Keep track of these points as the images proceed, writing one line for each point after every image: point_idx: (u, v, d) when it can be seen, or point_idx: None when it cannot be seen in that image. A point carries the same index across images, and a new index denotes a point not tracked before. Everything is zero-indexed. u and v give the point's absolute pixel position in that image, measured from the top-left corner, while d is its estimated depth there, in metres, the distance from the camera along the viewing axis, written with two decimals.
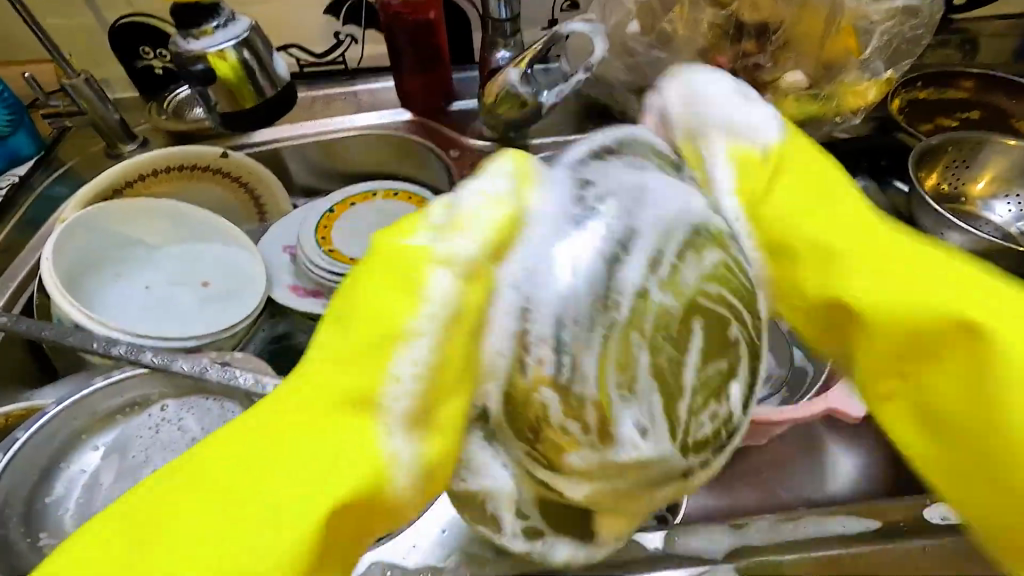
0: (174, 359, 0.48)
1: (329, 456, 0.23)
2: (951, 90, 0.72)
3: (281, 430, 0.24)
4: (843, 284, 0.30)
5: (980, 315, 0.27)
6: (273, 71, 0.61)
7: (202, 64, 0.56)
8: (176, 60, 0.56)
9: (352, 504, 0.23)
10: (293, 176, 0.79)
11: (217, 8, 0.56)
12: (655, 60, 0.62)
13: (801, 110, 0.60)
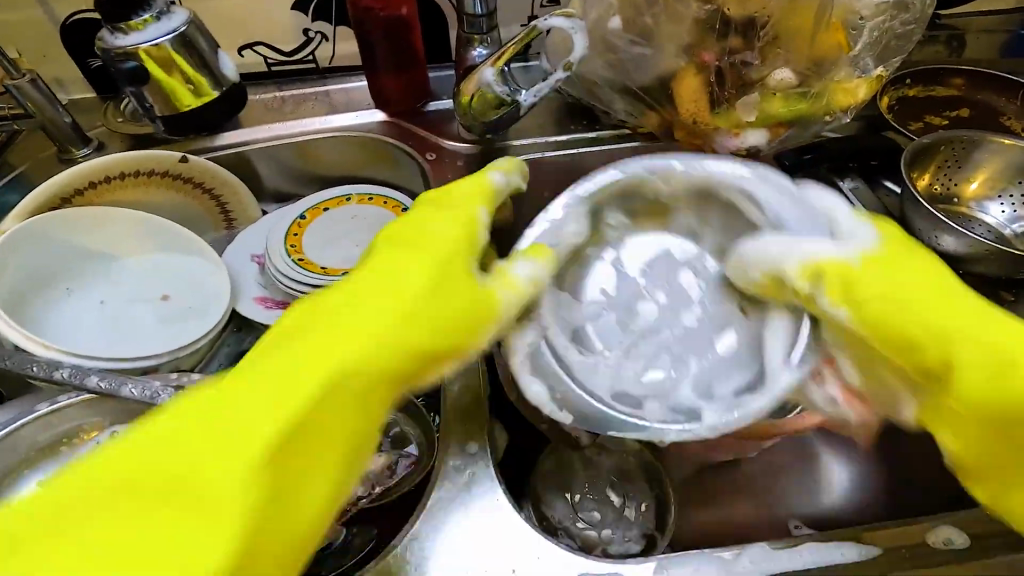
0: (123, 385, 0.44)
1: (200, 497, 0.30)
2: (941, 87, 0.71)
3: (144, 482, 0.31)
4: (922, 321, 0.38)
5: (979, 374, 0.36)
6: (216, 70, 0.64)
7: (134, 61, 0.58)
8: (106, 55, 0.59)
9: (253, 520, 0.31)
10: (264, 180, 0.76)
11: (149, 2, 0.59)
12: (639, 57, 0.59)
13: (788, 109, 0.58)
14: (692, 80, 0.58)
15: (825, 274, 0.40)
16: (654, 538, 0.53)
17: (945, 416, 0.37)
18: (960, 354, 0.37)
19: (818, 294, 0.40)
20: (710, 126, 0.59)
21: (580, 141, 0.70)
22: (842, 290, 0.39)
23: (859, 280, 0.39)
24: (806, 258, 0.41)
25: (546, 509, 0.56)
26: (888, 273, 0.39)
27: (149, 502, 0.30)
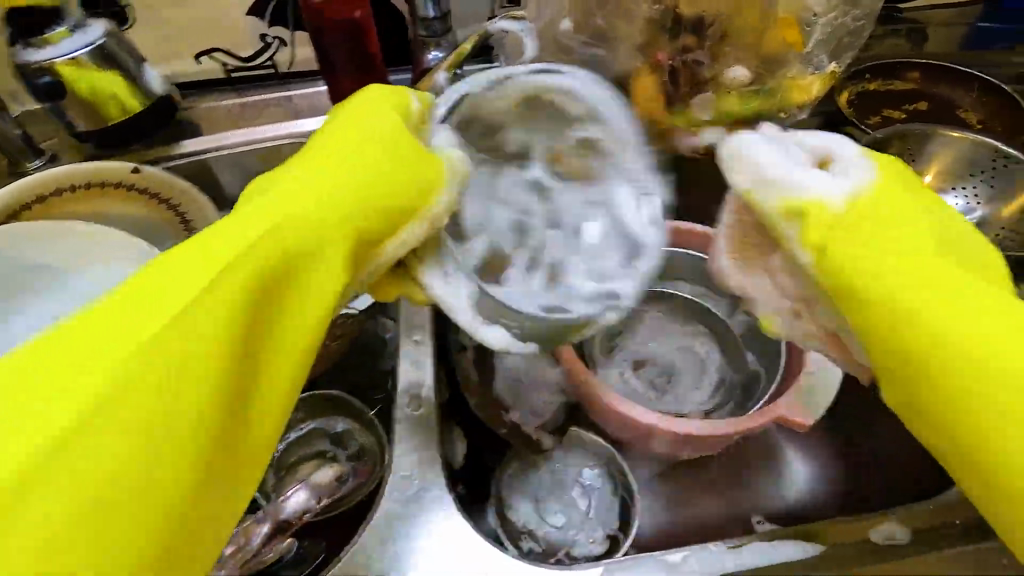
0: None
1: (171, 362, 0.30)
2: (899, 81, 0.72)
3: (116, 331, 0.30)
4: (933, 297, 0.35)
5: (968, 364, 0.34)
6: (140, 81, 0.64)
7: (49, 76, 0.57)
8: (19, 72, 0.57)
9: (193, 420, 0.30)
10: (226, 188, 0.75)
11: (62, 15, 0.58)
12: (594, 57, 0.59)
13: (745, 106, 0.58)
14: (648, 80, 0.58)
15: (805, 211, 0.36)
16: (618, 538, 0.53)
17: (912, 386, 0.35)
18: (935, 322, 0.34)
19: (792, 233, 0.37)
20: (666, 125, 0.59)
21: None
22: (836, 239, 0.36)
23: (840, 250, 0.35)
24: (757, 191, 0.37)
25: (509, 514, 0.56)
26: (858, 220, 0.36)
27: (90, 354, 0.29)
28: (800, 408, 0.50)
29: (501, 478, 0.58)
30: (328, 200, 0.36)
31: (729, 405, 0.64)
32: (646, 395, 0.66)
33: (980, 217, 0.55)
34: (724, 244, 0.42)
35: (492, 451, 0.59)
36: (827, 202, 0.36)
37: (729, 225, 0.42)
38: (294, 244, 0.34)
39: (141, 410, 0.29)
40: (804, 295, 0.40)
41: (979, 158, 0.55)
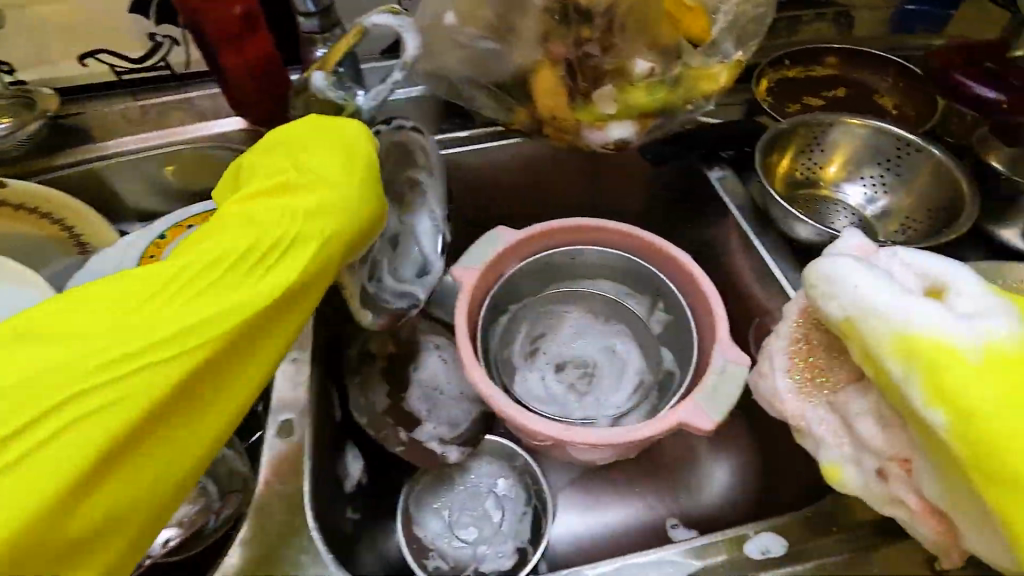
0: None
1: (214, 295, 0.39)
2: (819, 67, 0.70)
3: (152, 290, 0.38)
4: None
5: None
6: None
7: None
8: None
9: (213, 342, 0.38)
10: (123, 197, 0.71)
11: None
12: (491, 52, 0.56)
13: (652, 98, 0.55)
14: (547, 74, 0.55)
15: (917, 346, 0.36)
16: (524, 551, 0.52)
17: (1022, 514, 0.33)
18: (1012, 470, 0.33)
19: (899, 373, 0.36)
20: (571, 121, 0.56)
21: (459, 139, 0.66)
22: (936, 378, 0.35)
23: (962, 409, 0.34)
24: (868, 325, 0.38)
25: (418, 530, 0.54)
26: (977, 372, 0.34)
27: (133, 308, 0.37)
28: (702, 414, 0.48)
29: (410, 494, 0.55)
30: (319, 195, 0.44)
31: (644, 407, 0.62)
32: (564, 399, 0.64)
33: (884, 206, 0.54)
34: (783, 360, 0.45)
35: (401, 466, 0.57)
36: (946, 345, 0.35)
37: (794, 339, 0.45)
38: (285, 217, 0.43)
39: (184, 335, 0.37)
40: (908, 458, 0.39)
41: (883, 146, 0.53)
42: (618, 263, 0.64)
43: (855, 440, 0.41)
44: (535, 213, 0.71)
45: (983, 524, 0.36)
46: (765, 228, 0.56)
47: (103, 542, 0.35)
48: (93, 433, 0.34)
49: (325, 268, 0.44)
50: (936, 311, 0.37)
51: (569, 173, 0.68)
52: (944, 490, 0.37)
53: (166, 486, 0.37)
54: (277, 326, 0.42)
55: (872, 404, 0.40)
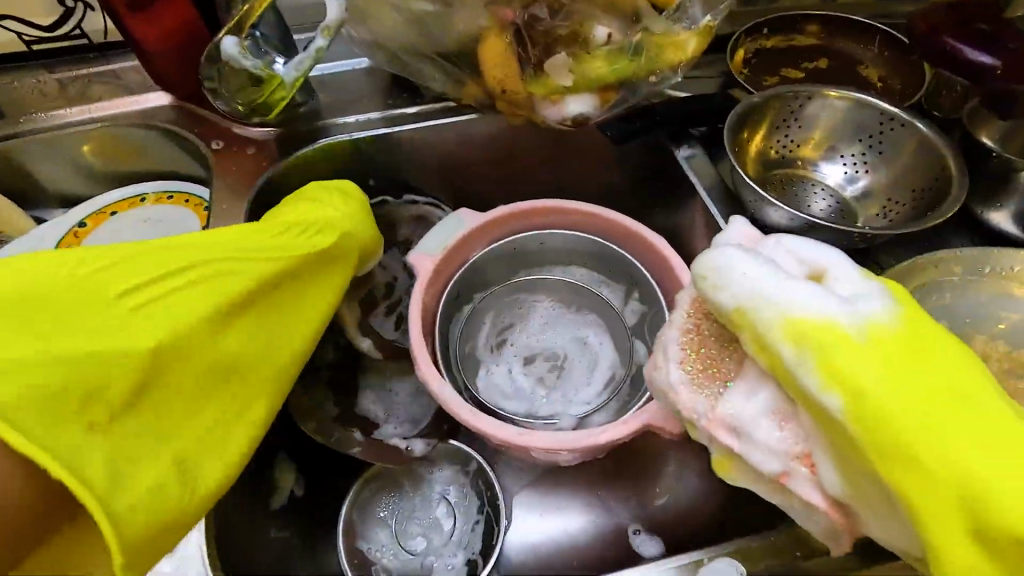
0: None
1: (269, 243, 0.45)
2: (800, 36, 0.65)
3: (220, 234, 0.44)
4: (922, 404, 0.32)
5: (929, 468, 0.31)
6: None
7: None
8: None
9: (271, 270, 0.44)
10: (42, 181, 0.64)
11: None
12: (432, 17, 0.50)
13: (611, 69, 0.50)
14: (495, 42, 0.49)
15: (802, 328, 0.33)
16: (476, 563, 0.48)
17: (930, 502, 0.31)
18: (909, 451, 0.31)
19: (789, 356, 0.33)
20: (523, 95, 0.51)
21: (411, 116, 0.60)
22: (830, 360, 0.32)
23: (852, 393, 0.32)
24: (757, 313, 0.34)
25: (360, 542, 0.50)
26: (862, 351, 0.32)
27: (201, 241, 0.43)
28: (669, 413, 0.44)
29: (353, 504, 0.51)
30: (341, 206, 0.51)
31: (613, 405, 0.57)
32: (532, 394, 0.59)
33: (865, 186, 0.50)
34: (676, 355, 0.37)
35: (343, 475, 0.53)
36: (831, 323, 0.33)
37: (685, 330, 0.38)
38: (318, 211, 0.49)
39: (246, 263, 0.43)
40: (805, 454, 0.34)
41: (864, 120, 0.49)
42: (589, 248, 0.60)
43: (751, 446, 0.34)
44: (495, 197, 0.66)
45: (889, 511, 0.33)
46: (735, 211, 0.51)
47: (223, 391, 0.40)
48: (225, 289, 0.41)
49: (353, 250, 0.50)
50: (815, 291, 0.34)
51: (528, 154, 0.62)
52: (847, 485, 0.33)
53: (244, 381, 0.41)
54: (339, 265, 0.49)
55: (767, 395, 0.35)
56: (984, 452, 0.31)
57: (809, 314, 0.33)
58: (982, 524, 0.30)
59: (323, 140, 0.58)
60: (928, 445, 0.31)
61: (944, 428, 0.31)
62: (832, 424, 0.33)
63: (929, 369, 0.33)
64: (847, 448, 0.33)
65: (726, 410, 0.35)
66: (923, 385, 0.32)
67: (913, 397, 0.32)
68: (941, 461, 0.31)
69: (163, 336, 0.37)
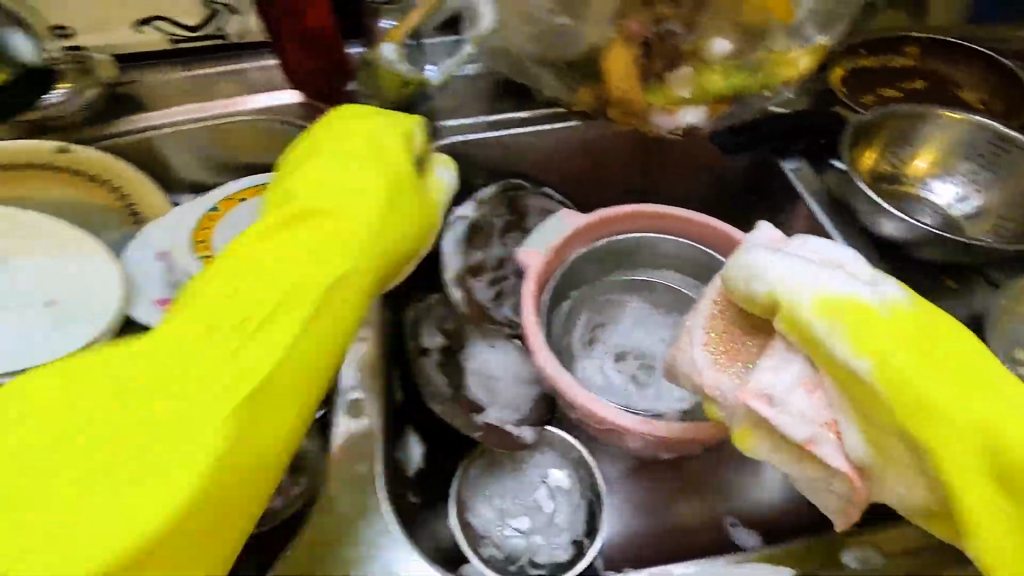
0: None
1: (279, 267, 0.39)
2: (897, 57, 0.67)
3: (227, 275, 0.39)
4: (938, 372, 0.35)
5: (949, 425, 0.34)
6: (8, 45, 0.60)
7: None
8: None
9: (262, 302, 0.38)
10: (176, 168, 0.70)
11: None
12: (561, 29, 0.53)
13: (728, 83, 0.53)
14: (621, 53, 0.53)
15: (830, 303, 0.36)
16: (582, 544, 0.51)
17: (952, 457, 0.33)
18: (933, 409, 0.34)
19: (822, 329, 0.36)
20: (642, 105, 0.54)
21: (516, 120, 0.64)
22: (856, 330, 0.36)
23: (878, 358, 0.35)
24: (784, 295, 0.37)
25: (471, 517, 0.53)
26: (879, 321, 0.36)
27: (225, 286, 0.38)
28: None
29: (462, 482, 0.54)
30: (358, 171, 0.45)
31: None
32: (624, 390, 0.62)
33: (976, 206, 0.51)
34: (702, 347, 0.39)
35: (453, 453, 0.56)
36: (852, 298, 0.37)
37: (710, 316, 0.41)
38: (352, 179, 0.44)
39: (234, 305, 0.37)
40: (831, 422, 0.36)
41: (978, 141, 0.51)
42: (686, 253, 0.62)
43: (786, 414, 0.35)
44: (590, 200, 0.69)
45: (911, 474, 0.35)
46: (844, 221, 0.53)
47: (263, 440, 0.35)
48: (144, 352, 0.35)
49: (375, 233, 0.43)
50: (838, 275, 0.38)
51: (628, 162, 0.65)
52: (873, 448, 0.35)
53: (282, 433, 0.36)
54: (354, 246, 0.42)
55: (793, 368, 0.37)
56: (987, 409, 0.35)
57: (838, 293, 0.37)
58: (994, 472, 0.34)
59: (441, 140, 0.62)
60: (948, 406, 0.34)
61: (958, 392, 0.35)
62: (860, 388, 0.35)
63: (942, 344, 0.36)
64: (876, 413, 0.35)
65: (759, 380, 0.36)
66: (934, 353, 0.36)
67: (929, 365, 0.35)
68: (957, 420, 0.34)
69: (52, 439, 0.32)
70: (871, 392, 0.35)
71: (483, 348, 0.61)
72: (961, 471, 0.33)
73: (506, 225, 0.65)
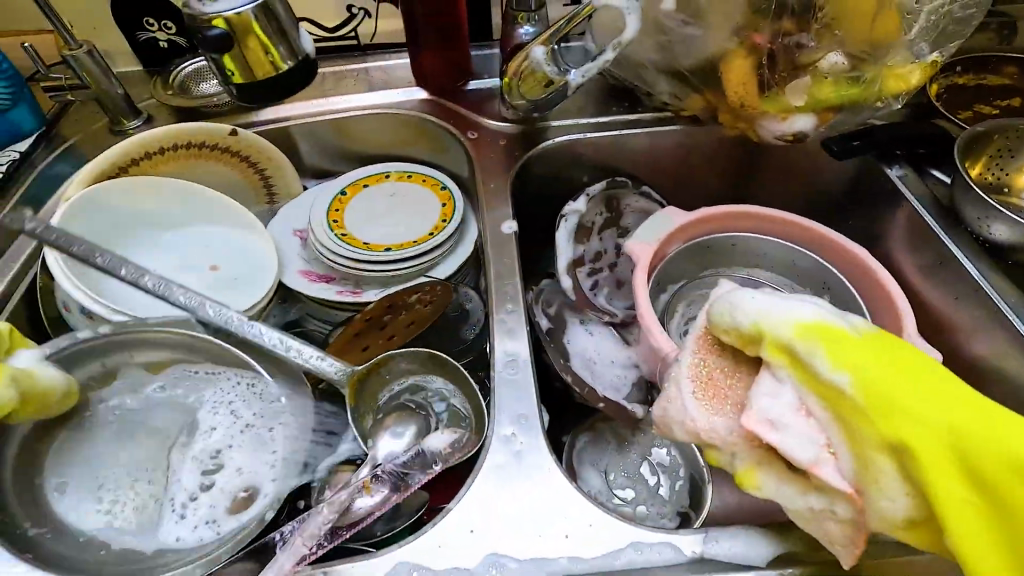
0: (202, 304, 0.49)
1: None
2: (993, 75, 0.70)
3: None
4: (916, 383, 0.35)
5: (935, 435, 0.33)
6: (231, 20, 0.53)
7: (218, 30, 0.47)
8: (189, 24, 0.48)
9: None
10: (303, 157, 0.74)
11: None
12: (689, 38, 0.58)
13: (839, 94, 0.56)
14: (742, 62, 0.57)
15: (806, 325, 0.37)
16: (689, 516, 0.54)
17: (940, 467, 0.33)
18: (910, 428, 0.34)
19: (802, 351, 0.37)
20: (757, 110, 0.58)
21: (617, 123, 0.67)
22: (834, 352, 0.36)
23: (851, 379, 0.35)
24: (767, 324, 0.38)
25: (582, 484, 0.57)
26: (848, 342, 0.37)
27: None
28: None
29: (573, 452, 0.59)
30: None
31: None
32: None
33: None
34: (689, 386, 0.40)
35: (563, 427, 0.60)
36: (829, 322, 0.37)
37: (695, 364, 0.41)
38: None
39: None
40: (827, 444, 0.36)
41: None
42: (787, 253, 0.65)
43: (787, 438, 0.36)
44: (688, 200, 0.73)
45: (903, 488, 0.34)
46: (953, 226, 0.56)
47: None
48: None
49: None
50: (811, 303, 0.39)
51: (729, 165, 0.69)
52: (863, 471, 0.35)
53: None
54: None
55: (782, 393, 0.37)
56: (985, 425, 0.33)
57: (812, 316, 0.38)
58: (995, 485, 0.32)
59: (544, 141, 0.66)
60: (937, 417, 0.34)
61: (944, 404, 0.34)
62: (841, 409, 0.35)
63: (920, 362, 0.37)
64: (863, 433, 0.35)
65: (760, 407, 0.37)
66: (915, 374, 0.36)
67: (908, 380, 0.35)
68: (942, 430, 0.33)
69: None
70: (848, 407, 0.35)
71: (581, 333, 0.63)
72: (948, 479, 0.32)
73: (604, 223, 0.68)
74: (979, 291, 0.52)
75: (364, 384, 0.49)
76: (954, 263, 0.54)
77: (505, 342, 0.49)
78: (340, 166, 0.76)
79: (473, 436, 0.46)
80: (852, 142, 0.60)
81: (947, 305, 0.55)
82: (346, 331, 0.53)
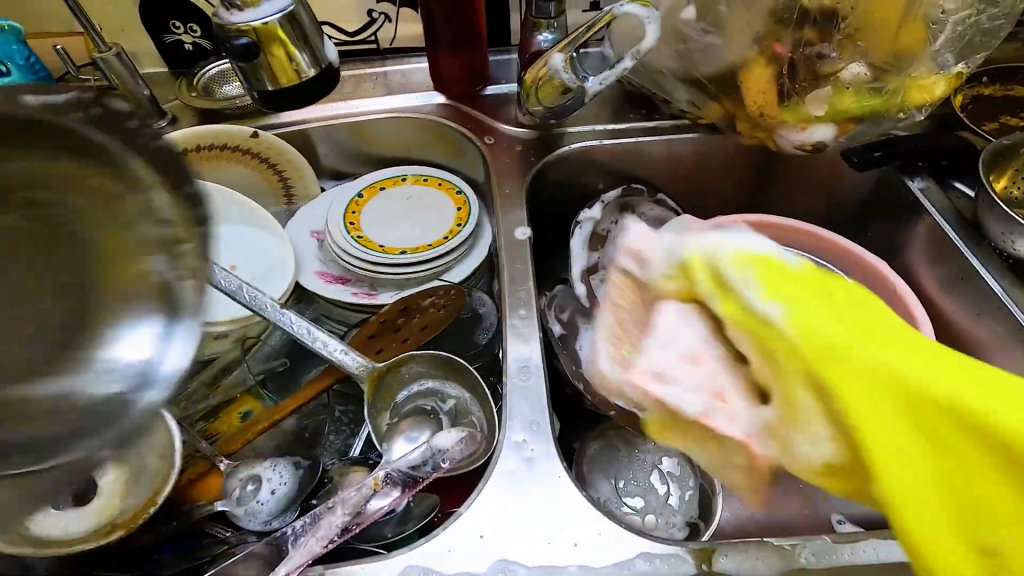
0: (239, 287, 0.48)
1: None
2: (1020, 85, 0.69)
3: None
4: (864, 333, 0.37)
5: (876, 379, 0.35)
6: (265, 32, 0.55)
7: (245, 39, 0.49)
8: (218, 33, 0.49)
9: None
10: (321, 159, 0.75)
11: None
12: (709, 46, 0.58)
13: (861, 105, 0.56)
14: (762, 71, 0.56)
15: (739, 259, 0.41)
16: (699, 526, 0.54)
17: (875, 410, 0.34)
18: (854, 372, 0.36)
19: (732, 279, 0.40)
20: (776, 119, 0.58)
21: (634, 130, 0.67)
22: (769, 287, 0.39)
23: (786, 318, 0.38)
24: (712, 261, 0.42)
25: (592, 491, 0.57)
26: (793, 288, 0.39)
27: None
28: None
29: (583, 458, 0.58)
30: None
31: None
32: None
33: None
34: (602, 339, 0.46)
35: (574, 433, 0.60)
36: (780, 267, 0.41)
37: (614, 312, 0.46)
38: None
39: None
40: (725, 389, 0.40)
41: None
42: (803, 263, 0.65)
43: (675, 392, 0.41)
44: (704, 208, 0.72)
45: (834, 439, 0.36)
46: (976, 240, 0.55)
47: None
48: None
49: None
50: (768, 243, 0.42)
51: (747, 173, 0.69)
52: (788, 411, 0.37)
53: None
54: None
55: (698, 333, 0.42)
56: (924, 369, 0.35)
57: (759, 248, 0.41)
58: (946, 435, 0.34)
59: (561, 147, 0.67)
60: (884, 362, 0.36)
61: (897, 351, 0.36)
62: (774, 345, 0.38)
63: (874, 312, 0.39)
64: (804, 377, 0.37)
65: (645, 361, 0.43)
66: (851, 317, 0.38)
67: (854, 328, 0.37)
68: (882, 375, 0.35)
69: None
70: (791, 347, 0.37)
71: None
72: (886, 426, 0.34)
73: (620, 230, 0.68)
74: (1002, 308, 0.51)
75: (382, 381, 0.50)
76: (976, 279, 0.53)
77: (518, 347, 0.49)
78: (357, 168, 0.77)
79: (484, 440, 0.46)
80: (874, 152, 0.59)
81: (968, 321, 0.54)
82: (361, 331, 0.53)
